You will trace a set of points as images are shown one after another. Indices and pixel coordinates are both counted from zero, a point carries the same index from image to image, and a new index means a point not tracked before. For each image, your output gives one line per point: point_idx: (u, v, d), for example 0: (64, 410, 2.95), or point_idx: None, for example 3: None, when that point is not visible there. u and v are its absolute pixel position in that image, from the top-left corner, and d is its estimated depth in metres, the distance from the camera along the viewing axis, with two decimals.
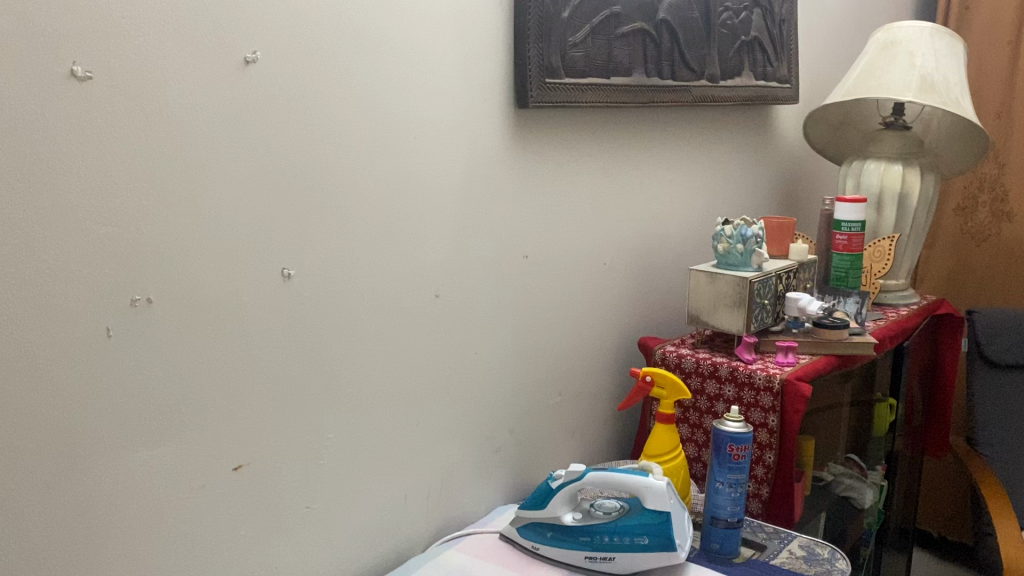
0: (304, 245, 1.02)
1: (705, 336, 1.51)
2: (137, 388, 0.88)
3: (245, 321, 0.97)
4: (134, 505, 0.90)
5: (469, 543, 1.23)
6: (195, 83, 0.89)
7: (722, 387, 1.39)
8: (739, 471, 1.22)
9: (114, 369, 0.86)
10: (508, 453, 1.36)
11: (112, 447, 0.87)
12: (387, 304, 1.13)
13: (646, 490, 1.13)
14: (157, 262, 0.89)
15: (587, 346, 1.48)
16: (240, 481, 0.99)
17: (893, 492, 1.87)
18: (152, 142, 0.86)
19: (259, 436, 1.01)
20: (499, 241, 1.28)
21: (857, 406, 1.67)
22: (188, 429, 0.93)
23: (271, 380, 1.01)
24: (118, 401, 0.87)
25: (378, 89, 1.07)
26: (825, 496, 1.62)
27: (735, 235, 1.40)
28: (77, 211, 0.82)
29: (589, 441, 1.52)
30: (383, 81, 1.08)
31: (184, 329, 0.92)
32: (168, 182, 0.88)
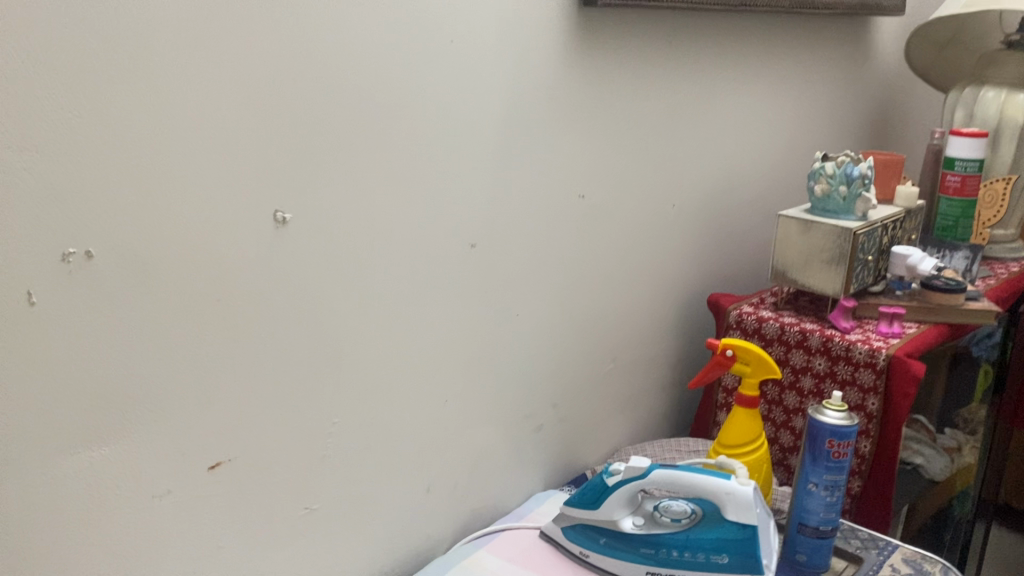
0: (305, 181, 0.78)
1: (789, 295, 1.27)
2: (79, 373, 0.66)
3: (225, 281, 0.74)
4: (75, 522, 0.68)
5: (504, 543, 1.03)
6: None
7: (811, 359, 1.16)
8: (838, 472, 0.99)
9: (46, 349, 0.64)
10: (550, 432, 1.14)
11: (46, 452, 0.65)
12: (413, 260, 0.90)
13: (726, 498, 0.90)
14: (100, 203, 0.65)
15: (647, 303, 1.24)
16: (219, 483, 0.78)
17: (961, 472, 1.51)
18: (93, 38, 0.62)
19: (246, 429, 0.79)
20: (551, 178, 1.03)
21: (955, 378, 1.43)
22: (149, 422, 0.71)
23: (263, 359, 0.79)
24: (52, 393, 0.65)
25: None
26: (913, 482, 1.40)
27: (838, 174, 1.15)
28: None
29: (643, 414, 1.30)
30: None
31: (143, 293, 0.69)
32: (114, 92, 0.64)
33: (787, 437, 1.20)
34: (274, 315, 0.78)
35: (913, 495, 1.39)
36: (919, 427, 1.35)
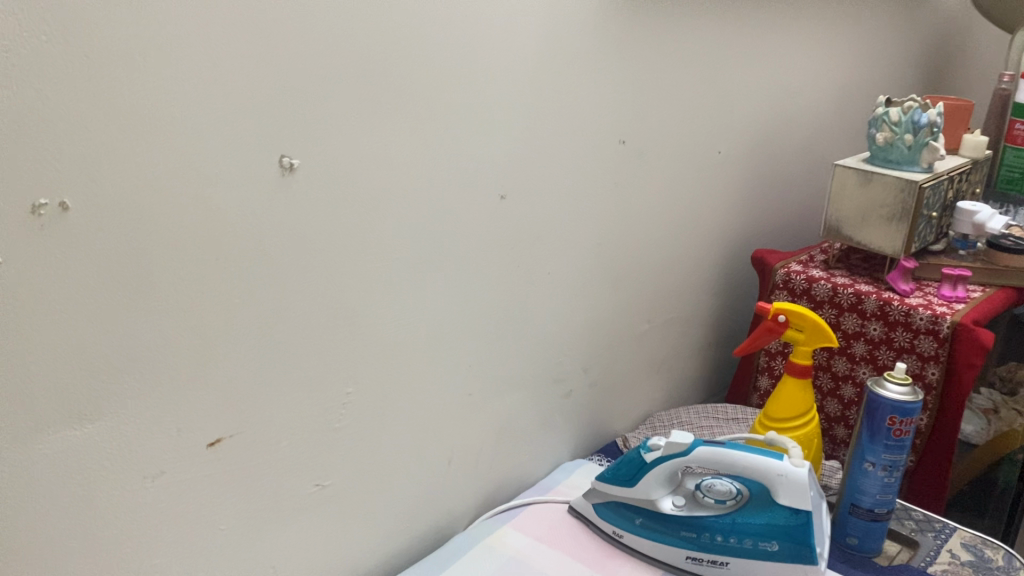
0: (317, 122, 0.68)
1: (840, 253, 1.17)
2: (59, 346, 0.57)
3: (226, 237, 0.65)
4: (57, 508, 0.60)
5: (529, 520, 0.95)
6: None
7: (865, 324, 1.06)
8: (898, 451, 0.90)
9: (23, 319, 0.55)
10: (579, 398, 1.06)
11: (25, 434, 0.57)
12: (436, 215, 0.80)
13: (778, 482, 0.82)
14: (76, 146, 0.55)
15: (685, 260, 1.14)
16: (220, 462, 0.70)
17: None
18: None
19: (250, 402, 0.70)
20: (589, 121, 0.92)
21: None
22: (139, 396, 0.63)
23: (268, 325, 0.70)
24: (25, 368, 0.56)
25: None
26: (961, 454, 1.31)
27: (904, 121, 1.04)
28: None
29: (676, 378, 1.21)
30: None
31: (132, 253, 0.59)
32: (91, 14, 0.54)
33: (834, 406, 1.11)
34: (283, 277, 0.69)
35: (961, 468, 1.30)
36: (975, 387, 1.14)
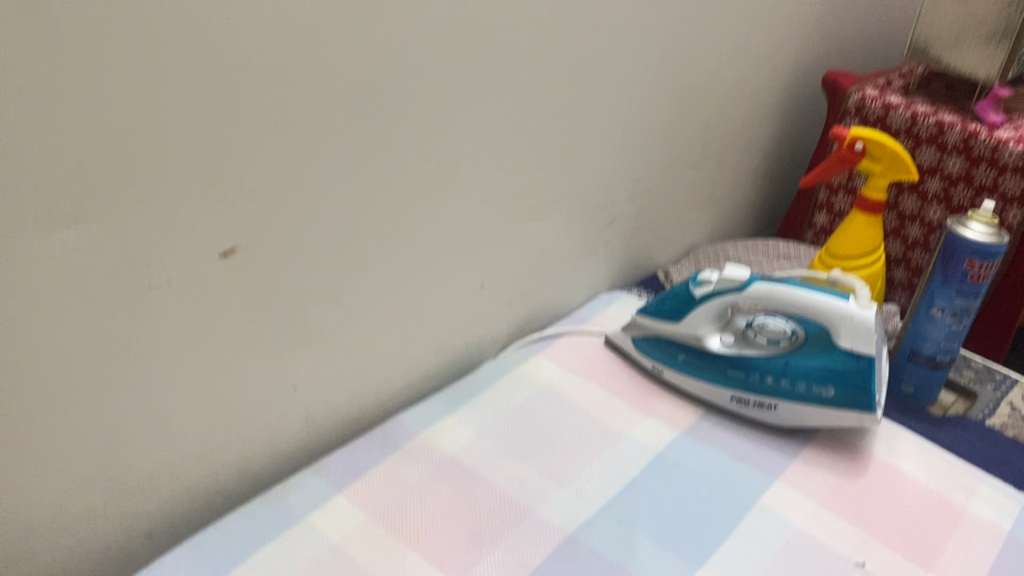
0: None
1: (922, 78, 1.05)
2: (56, 147, 0.48)
3: (251, 18, 0.53)
4: (57, 325, 0.53)
5: (563, 351, 0.90)
6: None
7: (943, 158, 0.96)
8: (971, 297, 0.82)
9: (12, 113, 0.45)
10: (622, 226, 0.98)
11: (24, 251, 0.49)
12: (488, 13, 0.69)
13: (841, 324, 0.75)
14: None
15: (750, 79, 1.03)
16: (240, 278, 0.62)
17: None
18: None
19: (275, 214, 0.62)
20: None
21: None
22: (150, 202, 0.54)
23: (297, 128, 0.60)
24: (9, 163, 0.46)
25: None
26: None
27: None
28: None
29: (722, 209, 1.13)
30: None
31: (138, 35, 0.49)
32: None
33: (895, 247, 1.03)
34: (317, 75, 0.59)
35: None
36: None
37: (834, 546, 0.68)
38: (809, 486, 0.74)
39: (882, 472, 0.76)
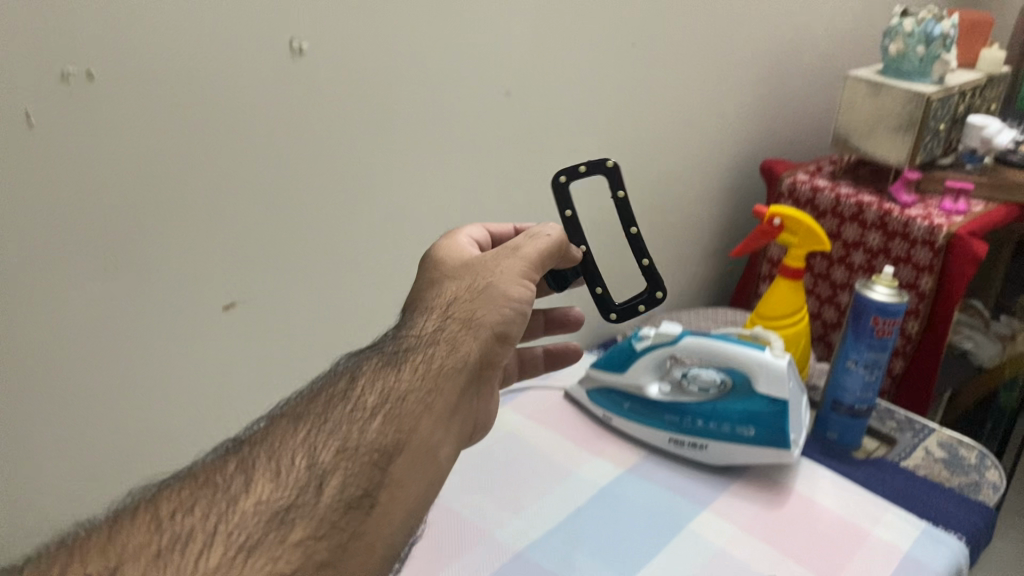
0: (324, 10, 0.75)
1: (851, 164, 1.18)
2: (89, 217, 0.67)
3: (238, 125, 0.73)
4: (91, 359, 0.71)
5: (526, 402, 1.02)
6: None
7: (864, 234, 1.08)
8: (881, 351, 0.94)
9: (60, 205, 0.65)
10: (582, 295, 1.13)
11: (12, 214, 0.63)
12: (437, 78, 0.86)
13: (758, 370, 0.87)
14: (100, 25, 0.63)
15: (695, 171, 1.19)
16: (231, 323, 0.80)
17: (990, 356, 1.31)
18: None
19: (262, 273, 0.80)
20: (594, 21, 0.96)
21: None
22: (162, 258, 0.72)
23: (279, 204, 0.79)
24: (55, 232, 0.65)
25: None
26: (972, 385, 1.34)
27: (917, 33, 1.05)
28: None
29: (682, 278, 1.26)
30: None
31: (151, 136, 0.68)
32: None
33: (830, 313, 1.15)
34: (303, 169, 0.79)
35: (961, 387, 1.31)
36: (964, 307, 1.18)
37: (749, 564, 0.78)
38: (733, 516, 0.85)
39: (801, 505, 0.86)
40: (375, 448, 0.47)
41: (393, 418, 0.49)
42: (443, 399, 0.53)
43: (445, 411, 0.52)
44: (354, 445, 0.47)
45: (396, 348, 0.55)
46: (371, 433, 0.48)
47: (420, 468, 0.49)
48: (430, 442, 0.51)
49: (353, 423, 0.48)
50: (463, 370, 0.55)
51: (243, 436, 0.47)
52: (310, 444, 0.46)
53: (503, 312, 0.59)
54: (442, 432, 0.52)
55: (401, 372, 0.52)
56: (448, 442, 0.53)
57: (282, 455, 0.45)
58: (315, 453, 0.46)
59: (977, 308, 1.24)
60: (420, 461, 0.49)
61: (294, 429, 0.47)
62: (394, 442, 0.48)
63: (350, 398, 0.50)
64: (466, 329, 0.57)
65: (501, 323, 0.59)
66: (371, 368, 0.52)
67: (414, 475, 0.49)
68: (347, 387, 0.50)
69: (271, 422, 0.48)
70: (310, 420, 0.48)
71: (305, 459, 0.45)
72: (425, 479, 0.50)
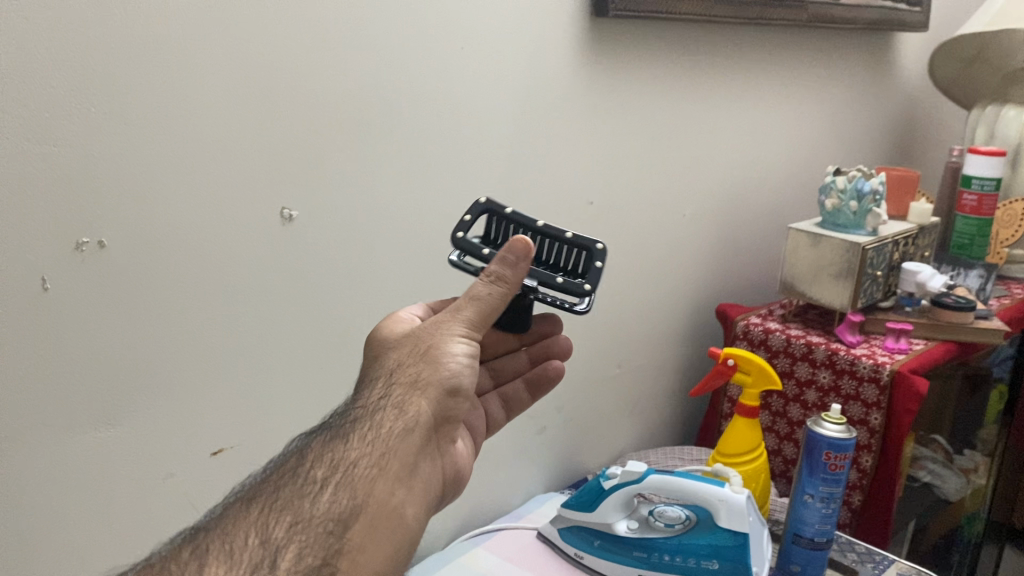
0: (313, 181, 0.83)
1: (798, 307, 1.28)
2: (93, 370, 0.72)
3: (233, 283, 0.80)
4: (85, 504, 0.75)
5: (500, 542, 1.05)
6: None
7: (815, 372, 1.16)
8: (835, 484, 0.99)
9: (68, 359, 0.71)
10: (553, 435, 1.18)
11: (22, 372, 0.68)
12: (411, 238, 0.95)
13: (720, 505, 0.92)
14: (114, 200, 0.71)
15: (656, 315, 1.27)
16: (219, 469, 0.84)
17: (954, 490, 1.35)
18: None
19: (250, 421, 0.85)
20: (556, 183, 1.06)
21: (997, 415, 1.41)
22: (157, 407, 0.77)
23: (268, 355, 0.84)
24: (61, 383, 0.71)
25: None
26: (944, 521, 1.38)
27: (849, 190, 1.16)
28: (15, 144, 0.65)
29: (647, 418, 1.32)
30: None
31: (153, 295, 0.75)
32: (126, 104, 0.70)
33: (790, 448, 1.20)
34: (291, 323, 0.85)
35: (935, 523, 1.35)
36: (922, 443, 1.24)
37: None
38: None
39: None
40: (327, 519, 0.55)
41: (341, 489, 0.57)
42: (391, 460, 0.60)
43: (395, 471, 0.60)
44: (306, 518, 0.55)
45: (344, 420, 0.62)
46: (322, 505, 0.56)
47: (376, 529, 0.58)
48: (382, 503, 0.59)
49: (305, 499, 0.56)
50: (412, 430, 0.62)
51: (207, 521, 0.55)
52: (265, 523, 0.54)
53: (445, 369, 0.65)
54: (396, 492, 0.60)
55: (349, 444, 0.60)
56: (403, 496, 0.61)
57: (240, 535, 0.53)
58: (270, 531, 0.54)
59: (938, 444, 1.29)
60: (375, 522, 0.58)
61: (250, 510, 0.55)
62: (343, 513, 0.56)
63: (302, 475, 0.57)
64: (410, 390, 0.64)
65: (444, 379, 0.65)
66: (320, 444, 0.60)
67: (370, 539, 0.57)
68: (299, 467, 0.58)
69: (231, 506, 0.56)
70: (265, 501, 0.56)
71: (260, 536, 0.53)
72: (384, 537, 0.58)
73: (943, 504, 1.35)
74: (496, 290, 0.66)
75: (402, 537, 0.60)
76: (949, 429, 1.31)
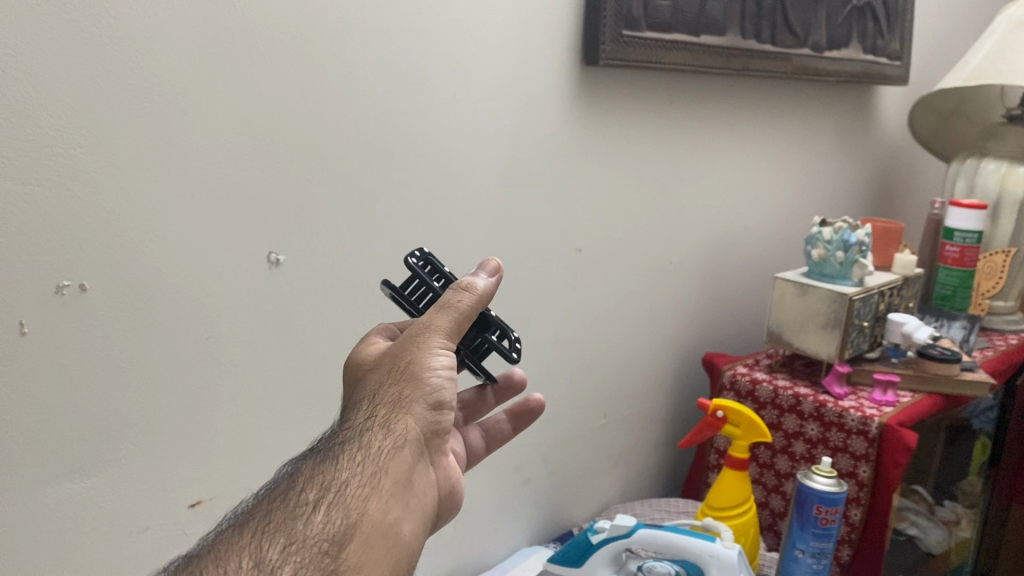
0: (300, 225, 0.82)
1: (784, 357, 1.27)
2: (69, 419, 0.70)
3: (216, 329, 0.78)
4: (54, 558, 0.72)
5: None
6: (168, 33, 0.69)
7: (804, 424, 1.15)
8: (826, 539, 0.97)
9: (43, 407, 0.68)
10: (538, 486, 1.15)
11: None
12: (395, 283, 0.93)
13: (710, 560, 0.90)
14: (98, 242, 0.69)
15: (642, 364, 1.26)
16: (196, 521, 0.80)
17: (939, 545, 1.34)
18: (87, 37, 0.65)
19: (229, 471, 0.82)
20: (545, 229, 1.06)
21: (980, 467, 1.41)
22: (134, 457, 0.74)
23: (250, 403, 0.82)
24: (34, 431, 0.68)
25: (419, 12, 0.86)
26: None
27: (835, 240, 1.16)
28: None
29: (632, 469, 1.30)
30: (416, 36, 0.87)
31: (134, 340, 0.72)
32: (114, 144, 0.68)
33: (778, 501, 1.18)
34: (274, 370, 0.83)
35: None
36: (907, 496, 1.22)
37: None
38: None
39: None
40: (321, 539, 0.52)
41: (333, 507, 0.54)
42: (383, 478, 0.57)
43: (388, 488, 0.57)
44: (300, 539, 0.52)
45: (331, 442, 0.59)
46: (316, 524, 0.53)
47: (374, 547, 0.54)
48: (378, 521, 0.55)
49: (298, 519, 0.53)
50: (401, 447, 0.59)
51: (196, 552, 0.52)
52: (258, 546, 0.51)
53: (428, 384, 0.62)
54: (392, 509, 0.57)
55: (338, 463, 0.57)
56: (399, 513, 0.57)
57: (231, 560, 0.50)
58: (263, 554, 0.50)
59: (923, 497, 1.28)
60: (373, 540, 0.54)
61: (240, 536, 0.52)
62: (338, 532, 0.53)
63: (293, 497, 0.54)
64: (394, 409, 0.61)
65: (429, 394, 0.62)
66: (308, 467, 0.57)
67: (368, 558, 0.54)
68: (288, 489, 0.55)
69: (221, 535, 0.52)
70: (256, 526, 0.52)
71: (253, 559, 0.50)
72: (384, 556, 0.55)
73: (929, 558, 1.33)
74: (465, 297, 0.64)
75: (402, 556, 0.56)
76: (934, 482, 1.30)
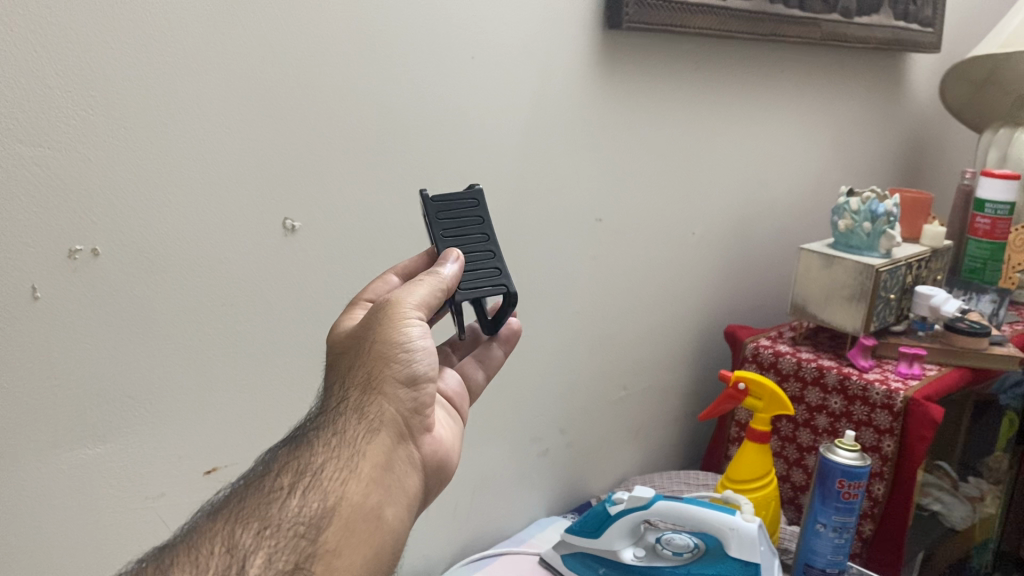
0: (317, 192, 0.81)
1: (808, 330, 1.25)
2: (83, 383, 0.70)
3: (231, 295, 0.77)
4: (68, 522, 0.72)
5: (501, 566, 1.02)
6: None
7: (827, 397, 1.13)
8: (848, 513, 0.96)
9: (56, 371, 0.68)
10: (556, 456, 1.15)
11: (7, 387, 0.66)
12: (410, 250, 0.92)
13: (729, 534, 0.88)
14: (109, 206, 0.68)
15: (662, 336, 1.24)
16: (210, 488, 0.80)
17: (967, 520, 1.32)
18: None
19: (245, 439, 0.82)
20: (565, 198, 1.04)
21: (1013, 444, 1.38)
22: (149, 423, 0.74)
23: (263, 371, 0.81)
24: (48, 398, 0.68)
25: None
26: (956, 552, 1.34)
27: (863, 210, 1.14)
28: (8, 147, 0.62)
29: (652, 441, 1.29)
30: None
31: (148, 306, 0.72)
32: (127, 107, 0.67)
33: (799, 475, 1.17)
34: (289, 338, 0.82)
35: (946, 554, 1.32)
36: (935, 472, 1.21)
37: None
38: None
39: None
40: (294, 525, 0.52)
41: (308, 492, 0.54)
42: (362, 462, 0.57)
43: (369, 471, 0.57)
44: (274, 524, 0.52)
45: (308, 429, 0.59)
46: (289, 509, 0.53)
47: (353, 531, 0.54)
48: (358, 505, 0.55)
49: (273, 505, 0.53)
50: (375, 430, 0.59)
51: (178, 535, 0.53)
52: (231, 532, 0.51)
53: (398, 361, 0.61)
54: (373, 493, 0.56)
55: (315, 450, 0.57)
56: (382, 496, 0.56)
57: (205, 547, 0.51)
58: (235, 541, 0.51)
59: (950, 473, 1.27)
60: (353, 524, 0.54)
61: (214, 522, 0.52)
62: (313, 519, 0.53)
63: (268, 482, 0.55)
64: (368, 393, 0.60)
65: (400, 370, 0.61)
66: (286, 453, 0.57)
67: (350, 544, 0.53)
68: (265, 474, 0.56)
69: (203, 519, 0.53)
70: (231, 512, 0.53)
71: (226, 544, 0.51)
72: (365, 540, 0.54)
73: (954, 534, 1.32)
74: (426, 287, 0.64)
75: (386, 541, 0.55)
76: (962, 456, 1.28)
